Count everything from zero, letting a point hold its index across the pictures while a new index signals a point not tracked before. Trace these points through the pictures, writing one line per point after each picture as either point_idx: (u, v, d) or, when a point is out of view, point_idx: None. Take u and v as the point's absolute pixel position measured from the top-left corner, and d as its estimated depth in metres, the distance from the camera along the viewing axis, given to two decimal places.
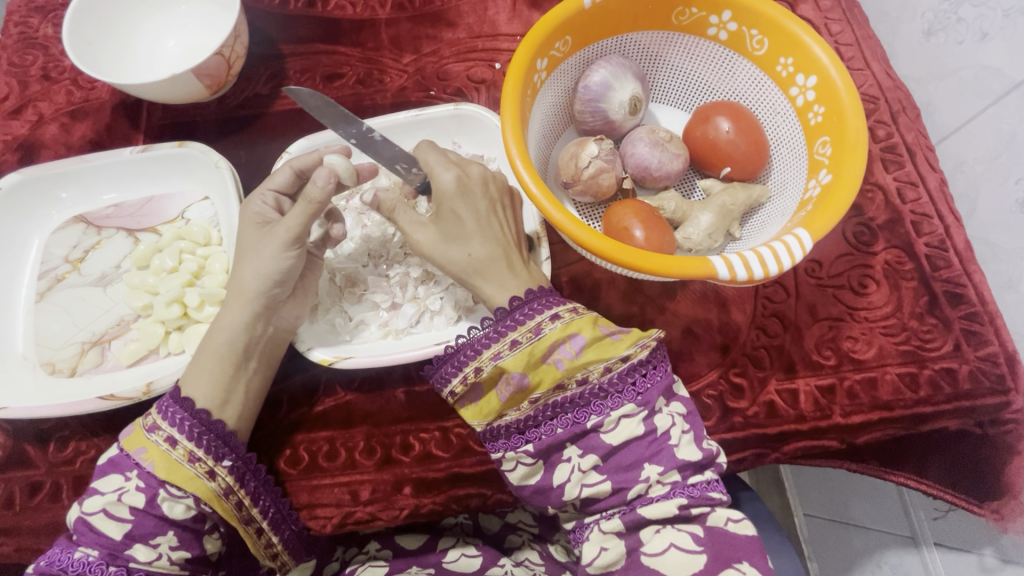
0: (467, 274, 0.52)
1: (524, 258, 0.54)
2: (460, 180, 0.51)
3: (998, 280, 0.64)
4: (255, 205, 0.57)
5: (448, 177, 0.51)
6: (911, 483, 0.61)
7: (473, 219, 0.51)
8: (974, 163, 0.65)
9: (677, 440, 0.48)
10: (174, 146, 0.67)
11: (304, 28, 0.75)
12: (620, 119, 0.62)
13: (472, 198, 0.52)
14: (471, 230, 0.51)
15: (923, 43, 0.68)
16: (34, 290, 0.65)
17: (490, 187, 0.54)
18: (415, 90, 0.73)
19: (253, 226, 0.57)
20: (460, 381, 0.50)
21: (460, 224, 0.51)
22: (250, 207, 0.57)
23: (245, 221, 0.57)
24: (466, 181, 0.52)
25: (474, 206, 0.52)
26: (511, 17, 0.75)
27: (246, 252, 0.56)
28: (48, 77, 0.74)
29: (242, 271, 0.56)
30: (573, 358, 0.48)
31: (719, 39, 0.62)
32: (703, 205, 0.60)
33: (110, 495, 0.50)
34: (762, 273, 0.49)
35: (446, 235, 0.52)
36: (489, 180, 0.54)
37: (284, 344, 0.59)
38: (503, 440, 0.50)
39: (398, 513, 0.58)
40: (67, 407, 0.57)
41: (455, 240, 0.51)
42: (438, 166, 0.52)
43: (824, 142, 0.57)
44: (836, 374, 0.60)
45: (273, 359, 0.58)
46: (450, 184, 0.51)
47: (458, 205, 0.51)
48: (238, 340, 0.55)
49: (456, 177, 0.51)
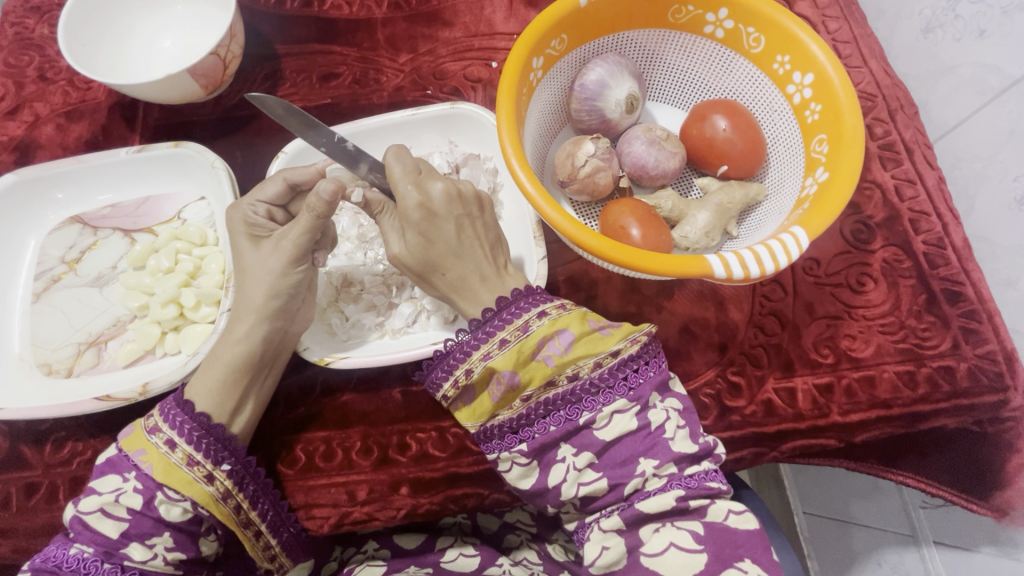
0: (444, 292, 0.53)
1: (500, 269, 0.53)
2: (422, 207, 0.50)
3: (996, 277, 0.64)
4: (245, 210, 0.56)
5: (409, 204, 0.50)
6: (910, 482, 0.62)
7: (441, 242, 0.51)
8: (973, 160, 0.65)
9: (672, 434, 0.48)
10: (170, 146, 0.67)
11: (300, 28, 0.75)
12: (616, 117, 0.62)
13: (437, 222, 0.50)
14: (440, 254, 0.51)
15: (921, 40, 0.68)
16: (30, 290, 0.65)
17: (456, 204, 0.51)
18: (412, 90, 0.73)
19: (249, 238, 0.56)
20: (451, 384, 0.50)
21: (428, 248, 0.51)
22: (239, 211, 0.56)
23: (234, 224, 0.56)
24: (428, 205, 0.50)
25: (439, 230, 0.50)
26: (508, 16, 0.75)
27: (250, 268, 0.56)
28: (44, 78, 0.74)
29: (248, 282, 0.55)
30: (562, 354, 0.48)
31: (716, 37, 0.62)
32: (700, 204, 0.60)
33: (108, 495, 0.49)
34: (759, 272, 0.48)
35: (418, 260, 0.51)
36: (453, 196, 0.51)
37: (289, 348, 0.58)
38: (497, 440, 0.50)
39: (395, 513, 0.58)
40: (62, 407, 0.56)
41: (428, 261, 0.51)
42: (401, 189, 0.50)
43: (821, 139, 0.57)
44: (834, 372, 0.60)
45: (278, 365, 0.58)
46: (411, 212, 0.50)
47: (424, 230, 0.50)
48: (236, 342, 0.55)
49: (417, 203, 0.50)
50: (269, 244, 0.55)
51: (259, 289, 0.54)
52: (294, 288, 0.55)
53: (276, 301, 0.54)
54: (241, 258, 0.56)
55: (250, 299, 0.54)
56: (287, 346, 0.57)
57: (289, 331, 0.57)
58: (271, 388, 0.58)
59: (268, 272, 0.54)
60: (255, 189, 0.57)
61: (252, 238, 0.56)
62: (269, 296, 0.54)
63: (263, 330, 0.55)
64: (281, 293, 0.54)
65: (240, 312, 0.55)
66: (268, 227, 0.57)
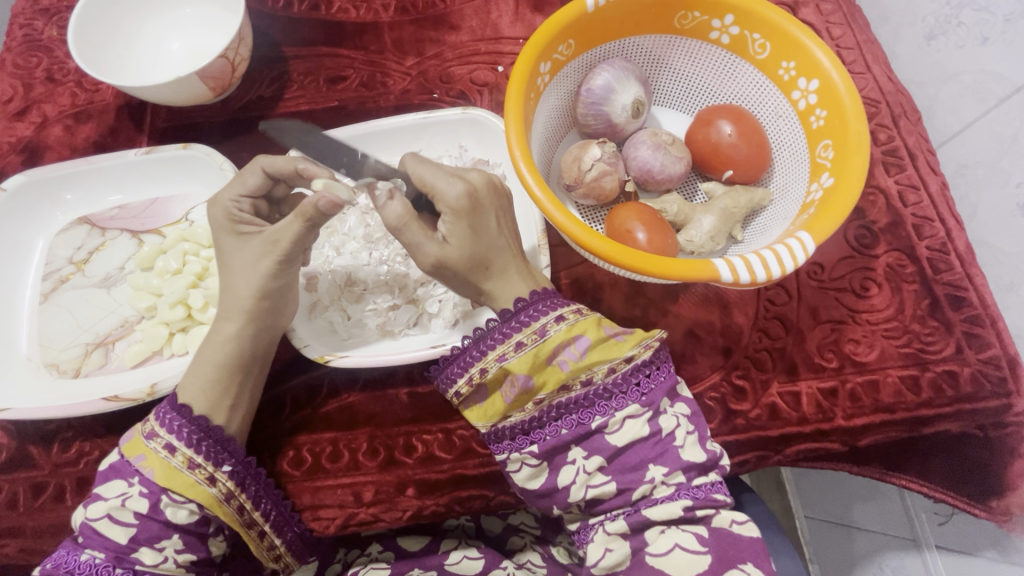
0: (484, 290, 0.52)
1: (529, 262, 0.54)
2: (470, 195, 0.49)
3: (999, 283, 0.64)
4: (227, 206, 0.55)
5: (457, 193, 0.48)
6: (913, 486, 0.62)
7: (486, 233, 0.50)
8: (976, 166, 0.65)
9: (683, 441, 0.48)
10: (178, 148, 0.67)
11: (307, 31, 0.76)
12: (622, 122, 0.62)
13: (483, 213, 0.50)
14: (486, 246, 0.50)
15: (923, 47, 0.69)
16: (38, 291, 0.66)
17: (494, 193, 0.51)
18: (418, 93, 0.73)
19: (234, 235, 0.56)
20: (465, 381, 0.50)
21: (475, 241, 0.49)
22: (221, 207, 0.55)
23: (215, 219, 0.56)
24: (475, 194, 0.49)
25: (485, 221, 0.50)
26: (514, 20, 0.75)
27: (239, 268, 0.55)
28: (52, 79, 0.75)
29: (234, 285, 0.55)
30: (578, 359, 0.48)
31: (721, 43, 0.62)
32: (706, 208, 0.60)
33: (114, 499, 0.50)
34: (765, 277, 0.49)
35: (468, 258, 0.49)
36: (492, 185, 0.51)
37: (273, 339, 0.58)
38: (508, 441, 0.50)
39: (401, 514, 0.58)
40: (70, 408, 0.57)
41: (476, 256, 0.50)
42: (443, 183, 0.49)
43: (825, 145, 0.57)
44: (838, 376, 0.60)
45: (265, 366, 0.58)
46: (460, 201, 0.48)
47: (472, 221, 0.49)
48: (236, 351, 0.55)
49: (467, 191, 0.49)
50: (254, 242, 0.55)
51: (252, 297, 0.54)
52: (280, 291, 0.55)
53: (266, 302, 0.55)
54: (225, 254, 0.56)
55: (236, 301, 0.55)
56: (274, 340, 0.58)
57: (275, 328, 0.57)
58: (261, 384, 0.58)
59: (259, 273, 0.54)
60: (233, 183, 0.56)
61: (237, 235, 0.56)
62: (257, 297, 0.54)
63: (252, 331, 0.55)
64: (268, 294, 0.54)
65: (226, 313, 0.55)
66: (253, 222, 0.56)
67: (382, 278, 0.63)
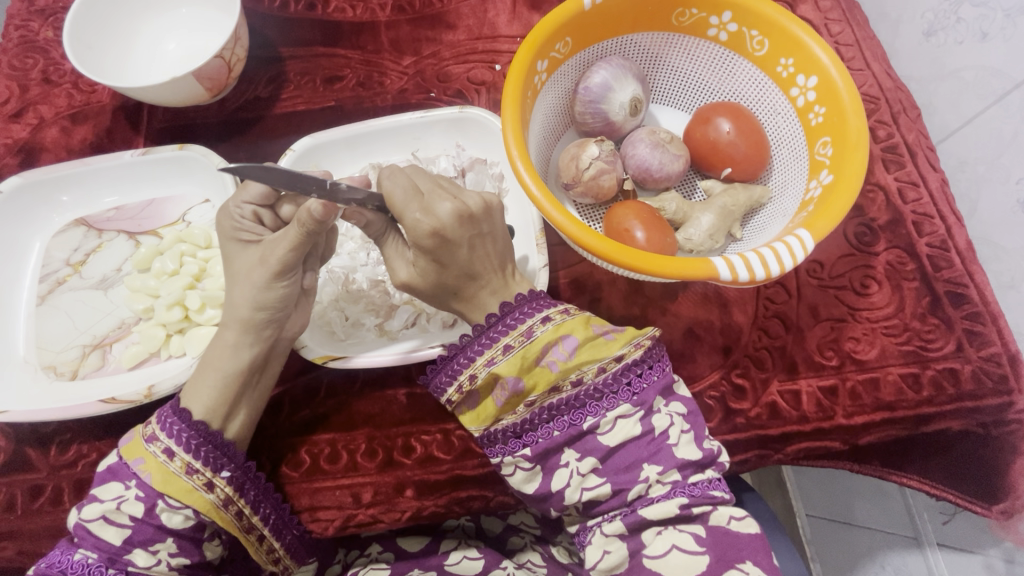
0: (455, 308, 0.53)
1: (509, 274, 0.52)
2: (435, 234, 0.47)
3: (999, 280, 0.64)
4: (231, 212, 0.55)
5: (420, 232, 0.47)
6: (913, 484, 0.61)
7: (454, 265, 0.49)
8: (976, 163, 0.65)
9: (677, 440, 0.48)
10: (174, 149, 0.67)
11: (304, 31, 0.75)
12: (620, 120, 0.62)
13: (451, 247, 0.48)
14: (454, 275, 0.50)
15: (923, 43, 0.69)
16: (34, 293, 0.65)
17: (467, 226, 0.48)
18: (415, 92, 0.73)
19: (235, 242, 0.55)
20: (455, 389, 0.50)
21: (441, 272, 0.49)
22: (226, 214, 0.55)
23: (220, 225, 0.55)
24: (441, 231, 0.47)
25: (453, 255, 0.48)
26: (511, 18, 0.75)
27: (239, 276, 0.55)
28: (47, 81, 0.74)
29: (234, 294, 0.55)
30: (567, 359, 0.48)
31: (720, 40, 0.62)
32: (704, 206, 0.60)
33: (110, 502, 0.49)
34: (763, 274, 0.49)
35: (434, 283, 0.50)
36: (464, 217, 0.48)
37: (285, 352, 0.58)
38: (501, 444, 0.50)
39: (400, 516, 0.58)
40: (68, 410, 0.56)
41: (443, 284, 0.50)
42: (410, 216, 0.47)
43: (825, 142, 0.57)
44: (838, 374, 0.60)
45: (271, 373, 0.58)
46: (423, 239, 0.47)
47: (437, 255, 0.48)
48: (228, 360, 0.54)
49: (430, 231, 0.47)
50: (256, 249, 0.54)
51: (247, 301, 0.54)
52: (281, 302, 0.55)
53: (264, 312, 0.54)
54: (229, 262, 0.56)
55: (236, 310, 0.54)
56: (279, 351, 0.57)
57: (280, 337, 0.57)
58: (266, 393, 0.58)
59: (252, 283, 0.53)
60: (240, 189, 0.55)
61: (239, 242, 0.55)
62: (254, 309, 0.54)
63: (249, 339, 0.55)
64: (267, 305, 0.54)
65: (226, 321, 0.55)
66: (255, 230, 0.55)
67: (379, 278, 0.63)
